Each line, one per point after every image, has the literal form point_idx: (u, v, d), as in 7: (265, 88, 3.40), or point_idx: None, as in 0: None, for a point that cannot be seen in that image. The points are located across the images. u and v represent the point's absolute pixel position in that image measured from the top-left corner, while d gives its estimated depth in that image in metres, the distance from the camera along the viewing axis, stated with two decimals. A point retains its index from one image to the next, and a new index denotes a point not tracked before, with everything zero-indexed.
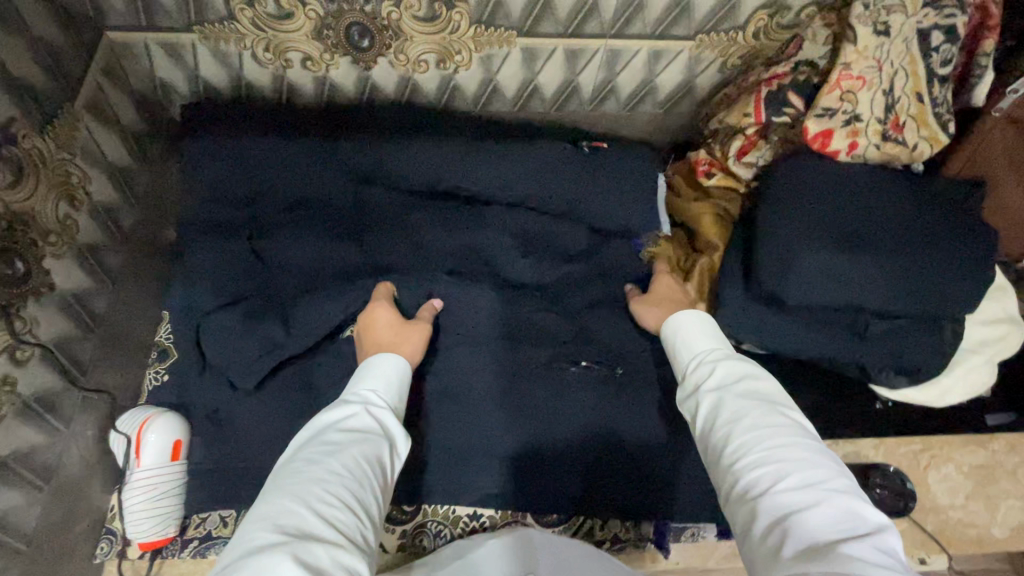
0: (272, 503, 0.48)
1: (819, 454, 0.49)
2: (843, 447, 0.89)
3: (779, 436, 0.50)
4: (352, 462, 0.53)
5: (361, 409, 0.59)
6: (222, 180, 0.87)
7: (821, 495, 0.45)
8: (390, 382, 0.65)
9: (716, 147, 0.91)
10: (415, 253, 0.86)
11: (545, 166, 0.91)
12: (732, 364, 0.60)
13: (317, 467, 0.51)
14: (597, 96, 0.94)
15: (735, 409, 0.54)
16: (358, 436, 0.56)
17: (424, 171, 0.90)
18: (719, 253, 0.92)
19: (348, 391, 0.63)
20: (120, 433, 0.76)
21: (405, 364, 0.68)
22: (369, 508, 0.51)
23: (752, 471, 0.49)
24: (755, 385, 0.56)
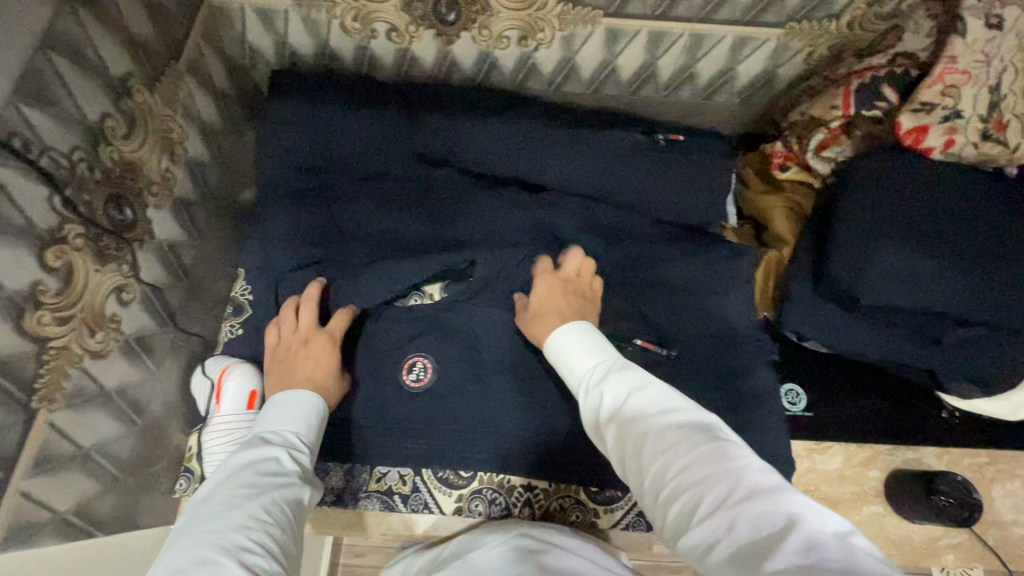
0: (190, 554, 0.52)
1: (718, 467, 0.52)
2: (904, 452, 0.88)
3: (682, 472, 0.53)
4: (268, 508, 0.57)
5: (280, 454, 0.64)
6: (302, 147, 0.91)
7: (728, 514, 0.48)
8: (303, 418, 0.70)
9: (795, 139, 0.89)
10: (489, 228, 0.89)
11: (617, 151, 0.91)
12: (623, 381, 0.62)
13: (234, 515, 0.55)
14: (673, 82, 0.93)
15: (639, 439, 0.57)
16: (278, 481, 0.60)
17: (498, 151, 0.92)
18: (788, 247, 0.90)
19: (264, 429, 0.68)
20: (205, 376, 0.81)
21: (320, 398, 0.73)
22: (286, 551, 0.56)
23: (667, 502, 0.52)
24: (649, 402, 0.59)
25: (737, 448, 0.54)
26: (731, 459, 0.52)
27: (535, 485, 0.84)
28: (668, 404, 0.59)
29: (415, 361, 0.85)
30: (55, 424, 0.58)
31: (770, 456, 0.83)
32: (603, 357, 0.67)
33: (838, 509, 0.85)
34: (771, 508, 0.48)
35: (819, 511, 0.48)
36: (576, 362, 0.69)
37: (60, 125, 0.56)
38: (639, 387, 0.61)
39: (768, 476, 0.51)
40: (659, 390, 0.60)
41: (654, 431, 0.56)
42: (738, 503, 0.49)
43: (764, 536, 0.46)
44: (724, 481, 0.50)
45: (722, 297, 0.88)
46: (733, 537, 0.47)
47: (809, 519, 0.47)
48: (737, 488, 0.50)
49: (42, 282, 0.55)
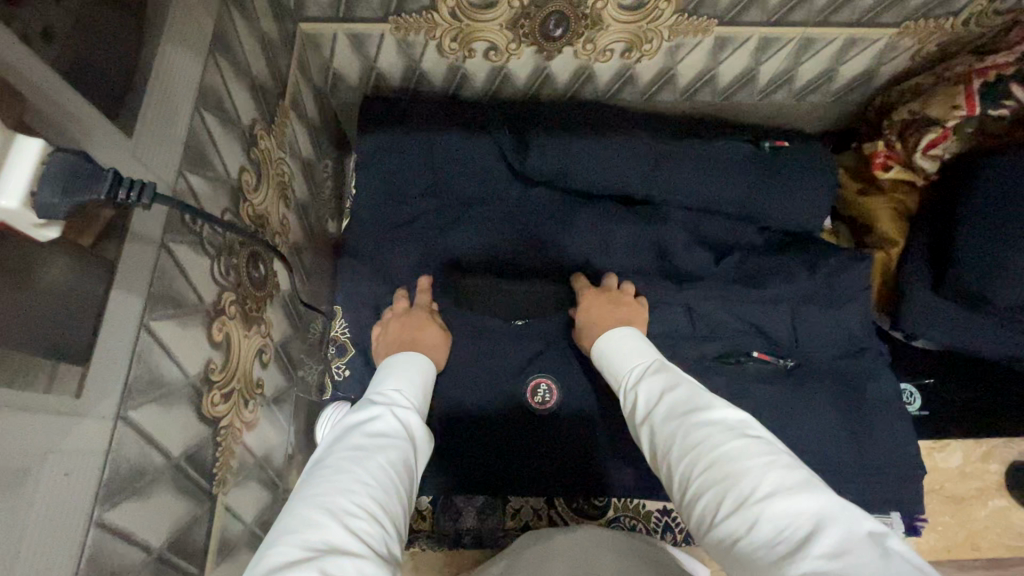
0: (298, 514, 0.47)
1: (761, 466, 0.48)
2: (1020, 445, 0.89)
3: (720, 471, 0.49)
4: (377, 469, 0.52)
5: (386, 412, 0.59)
6: (398, 176, 0.87)
7: (763, 516, 0.45)
8: (406, 381, 0.65)
9: (901, 138, 0.87)
10: (600, 246, 0.88)
11: (724, 162, 0.89)
12: (656, 382, 0.60)
13: (343, 475, 0.51)
14: (770, 86, 0.91)
15: (670, 437, 0.54)
16: (382, 440, 0.56)
17: (600, 171, 0.87)
18: (896, 248, 0.90)
19: (374, 390, 0.64)
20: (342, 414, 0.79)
21: (428, 365, 0.69)
22: (394, 516, 0.50)
23: (695, 500, 0.50)
24: (679, 398, 0.56)
25: (772, 447, 0.50)
26: (761, 458, 0.49)
27: (672, 509, 0.84)
28: (699, 401, 0.55)
29: (539, 383, 0.83)
30: (229, 505, 0.54)
31: (901, 459, 0.83)
32: (642, 357, 0.65)
33: (964, 505, 0.87)
34: (797, 506, 0.44)
35: (855, 515, 0.44)
36: (619, 362, 0.67)
37: (214, 188, 0.51)
38: (672, 385, 0.58)
39: (799, 476, 0.47)
40: (690, 388, 0.57)
41: (682, 428, 0.54)
42: (764, 500, 0.46)
43: (790, 535, 0.43)
44: (750, 478, 0.47)
45: (838, 303, 0.87)
46: (763, 536, 0.44)
47: (839, 518, 0.43)
48: (763, 486, 0.46)
49: (213, 360, 0.51)
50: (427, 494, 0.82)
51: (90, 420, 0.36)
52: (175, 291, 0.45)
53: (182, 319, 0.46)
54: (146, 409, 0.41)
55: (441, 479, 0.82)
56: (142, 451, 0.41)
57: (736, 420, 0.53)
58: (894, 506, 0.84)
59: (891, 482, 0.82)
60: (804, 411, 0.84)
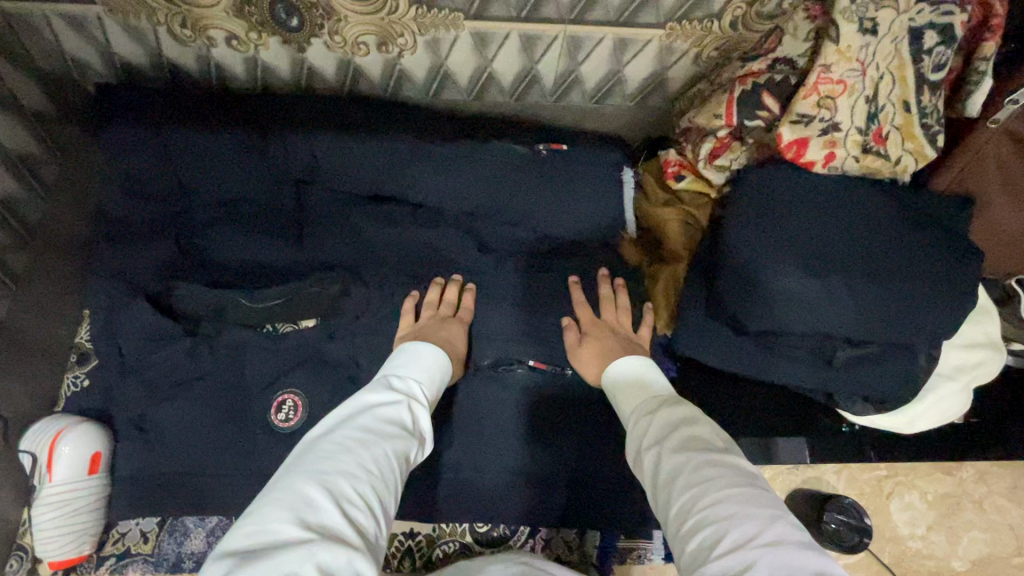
0: (289, 487, 0.49)
1: (770, 511, 0.48)
2: (802, 472, 0.85)
3: (745, 500, 0.48)
4: (377, 457, 0.54)
5: (400, 401, 0.61)
6: (142, 169, 0.80)
7: (757, 554, 0.44)
8: (430, 372, 0.69)
9: (688, 147, 0.83)
10: (355, 246, 0.82)
11: (496, 167, 0.83)
12: (678, 412, 0.60)
13: (345, 455, 0.52)
14: (559, 88, 0.86)
15: (674, 467, 0.53)
16: (390, 433, 0.57)
17: (364, 172, 0.82)
18: (683, 262, 0.86)
19: (390, 376, 0.66)
20: (34, 445, 0.71)
21: (447, 358, 0.72)
22: (384, 508, 0.52)
23: (690, 532, 0.49)
24: (699, 431, 0.56)
25: (778, 503, 0.50)
26: (770, 507, 0.48)
27: (416, 530, 0.84)
28: (721, 447, 0.55)
29: (285, 399, 0.78)
30: None
31: None
32: (664, 387, 0.66)
33: None
34: (797, 563, 0.44)
35: None
36: (639, 383, 0.67)
37: None
38: (696, 419, 0.58)
39: (804, 539, 0.46)
40: (707, 429, 0.57)
41: (693, 461, 0.53)
42: (766, 547, 0.45)
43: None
44: (756, 524, 0.46)
45: None
46: None
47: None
48: (768, 533, 0.45)
49: None
50: (151, 513, 0.76)
51: None
52: None
53: None
54: None
55: (171, 496, 0.76)
56: None
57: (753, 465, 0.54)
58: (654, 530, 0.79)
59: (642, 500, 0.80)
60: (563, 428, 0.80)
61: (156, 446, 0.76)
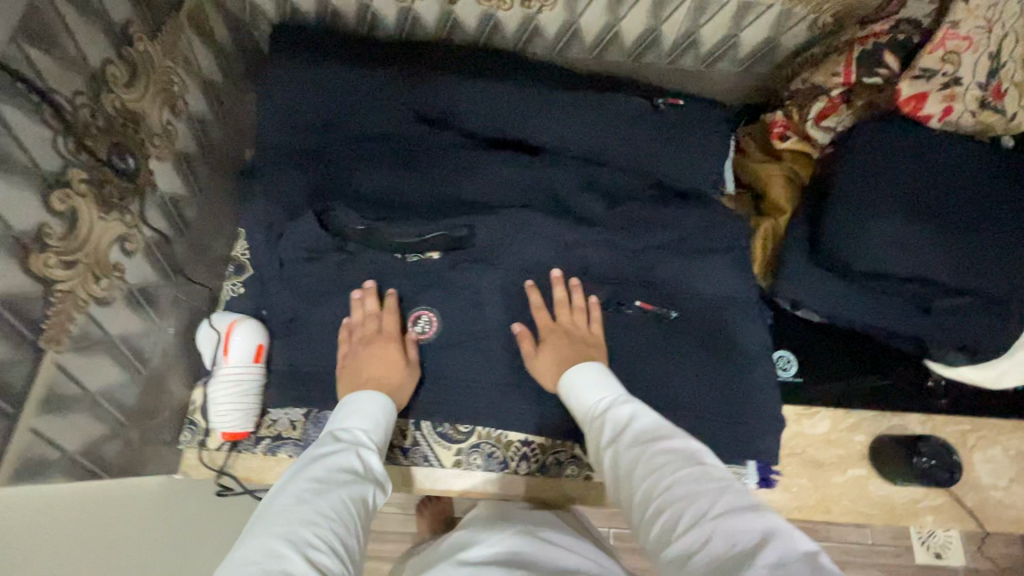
0: (255, 550, 0.54)
1: (713, 488, 0.58)
2: (889, 419, 0.90)
3: (693, 488, 0.58)
4: (335, 504, 0.60)
5: (349, 450, 0.67)
6: (301, 103, 0.90)
7: (710, 526, 0.54)
8: (374, 416, 0.73)
9: (796, 108, 0.89)
10: (487, 182, 0.90)
11: (618, 117, 0.91)
12: (622, 413, 0.69)
13: (303, 508, 0.58)
14: (676, 49, 0.94)
15: (632, 461, 0.63)
16: (347, 478, 0.63)
17: (494, 113, 0.91)
18: (784, 216, 0.92)
19: (336, 429, 0.71)
20: (211, 331, 0.81)
21: (389, 400, 0.76)
22: (352, 549, 0.58)
23: (654, 518, 0.58)
24: (646, 427, 0.66)
25: (720, 474, 0.60)
26: (715, 484, 0.58)
27: (533, 440, 0.87)
28: (665, 435, 0.64)
29: (420, 314, 0.88)
30: (63, 366, 0.59)
31: (754, 414, 0.86)
32: (611, 388, 0.73)
33: (824, 470, 0.87)
34: (747, 527, 0.54)
35: (791, 532, 0.54)
36: (584, 385, 0.75)
37: (63, 67, 0.56)
38: (637, 414, 0.68)
39: (750, 502, 0.57)
40: (650, 418, 0.67)
41: (647, 452, 0.62)
42: (720, 519, 0.55)
43: (735, 552, 0.52)
44: (709, 498, 0.57)
45: (711, 259, 0.90)
46: (713, 549, 0.53)
47: (784, 537, 0.53)
48: (715, 507, 0.56)
49: (48, 225, 0.56)
50: (300, 404, 0.85)
51: None
52: None
53: (5, 175, 0.51)
54: None
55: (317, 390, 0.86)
56: None
57: (701, 446, 0.63)
58: (748, 456, 0.86)
59: (743, 431, 0.86)
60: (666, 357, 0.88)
61: (308, 346, 0.85)
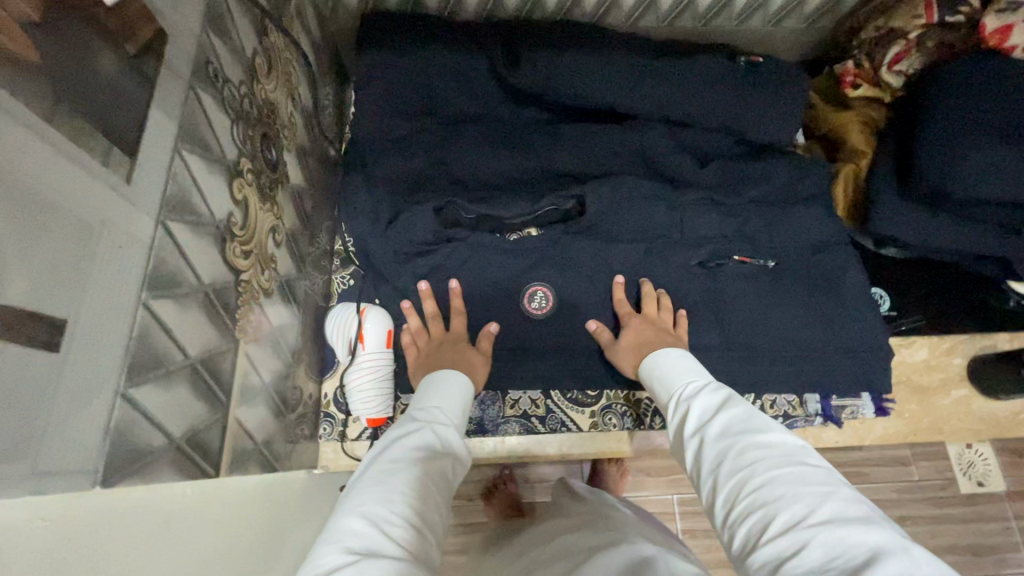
0: (339, 525, 0.50)
1: (811, 490, 0.52)
2: (980, 341, 0.96)
3: (787, 487, 0.52)
4: (415, 480, 0.55)
5: (429, 426, 0.63)
6: (395, 91, 0.91)
7: (808, 535, 0.48)
8: (454, 400, 0.70)
9: (870, 54, 0.94)
10: (585, 152, 0.92)
11: (702, 79, 0.94)
12: (714, 403, 0.65)
13: (386, 485, 0.54)
14: (746, 12, 0.97)
15: (719, 454, 0.59)
16: (424, 455, 0.58)
17: (586, 85, 0.92)
18: (865, 158, 0.96)
19: (415, 408, 0.67)
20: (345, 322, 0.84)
21: (467, 384, 0.73)
22: (431, 530, 0.53)
23: (740, 520, 0.53)
24: (736, 419, 0.61)
25: (827, 475, 0.54)
26: (818, 486, 0.52)
27: None
28: (758, 429, 0.59)
29: (536, 289, 0.89)
30: (249, 355, 0.60)
31: (866, 349, 0.90)
32: (701, 378, 0.71)
33: (930, 394, 0.92)
34: (851, 537, 0.47)
35: (913, 551, 0.46)
36: (671, 376, 0.73)
37: (231, 56, 0.56)
38: (727, 406, 0.64)
39: (859, 511, 0.50)
40: (744, 409, 0.62)
41: (737, 445, 0.58)
42: (817, 525, 0.48)
43: (838, 562, 0.45)
44: (805, 504, 0.50)
45: (802, 206, 0.94)
46: (811, 559, 0.47)
47: (898, 553, 0.45)
48: (815, 513, 0.49)
49: (234, 214, 0.56)
50: None
51: (136, 208, 0.40)
52: (199, 131, 0.49)
53: (208, 161, 0.51)
54: (182, 228, 0.46)
55: None
56: (178, 263, 0.45)
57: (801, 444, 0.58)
58: (863, 389, 0.90)
59: (858, 367, 0.89)
60: (773, 304, 0.91)
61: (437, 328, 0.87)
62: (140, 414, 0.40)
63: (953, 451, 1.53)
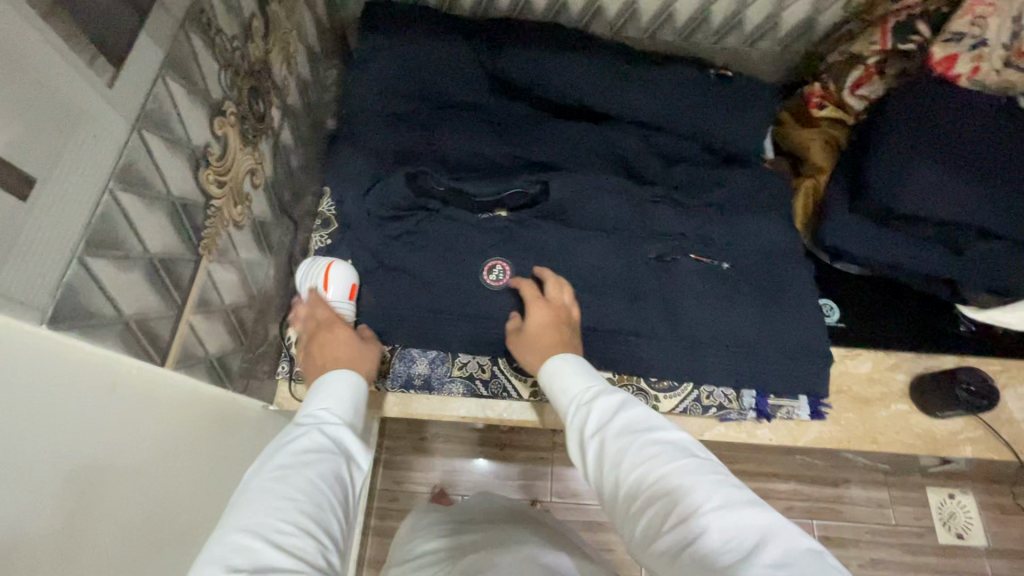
0: (224, 543, 0.53)
1: (706, 479, 0.57)
2: (927, 361, 0.97)
3: (685, 480, 0.57)
4: (306, 486, 0.60)
5: (316, 430, 0.67)
6: (389, 72, 1.00)
7: (703, 518, 0.54)
8: (346, 401, 0.74)
9: (834, 78, 1.00)
10: (556, 143, 0.99)
11: (673, 87, 1.01)
12: (609, 403, 0.68)
13: (272, 498, 0.58)
14: (722, 30, 1.04)
15: (620, 452, 0.62)
16: (312, 459, 0.64)
17: (565, 81, 1.00)
18: (824, 176, 1.01)
19: (303, 413, 0.71)
20: (313, 269, 0.89)
21: (355, 374, 0.77)
22: (325, 530, 0.58)
23: (643, 511, 0.58)
24: (633, 419, 0.65)
25: (713, 466, 0.60)
26: (709, 477, 0.58)
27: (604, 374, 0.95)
28: (653, 427, 0.64)
29: (494, 264, 0.95)
30: (211, 273, 0.67)
31: (807, 351, 0.93)
32: (596, 378, 0.74)
33: (869, 405, 0.94)
34: (744, 521, 0.53)
35: (787, 528, 0.53)
36: (568, 378, 0.75)
37: (227, 12, 0.65)
38: (623, 406, 0.67)
39: (745, 495, 0.56)
40: (639, 409, 0.66)
41: (636, 446, 0.62)
42: (714, 511, 0.54)
43: (730, 547, 0.52)
44: (702, 493, 0.56)
45: (758, 212, 0.99)
46: (707, 543, 0.53)
47: (781, 534, 0.52)
48: (713, 501, 0.55)
49: (211, 145, 0.64)
50: (387, 341, 0.94)
51: (114, 108, 0.48)
52: (184, 64, 0.57)
53: (191, 93, 0.59)
54: (157, 139, 0.54)
55: (404, 328, 0.93)
56: (149, 168, 0.53)
57: (691, 438, 0.63)
58: (802, 392, 0.92)
59: (798, 369, 0.92)
60: (720, 299, 0.95)
61: (400, 286, 0.94)
62: (90, 280, 0.47)
63: (935, 500, 1.50)
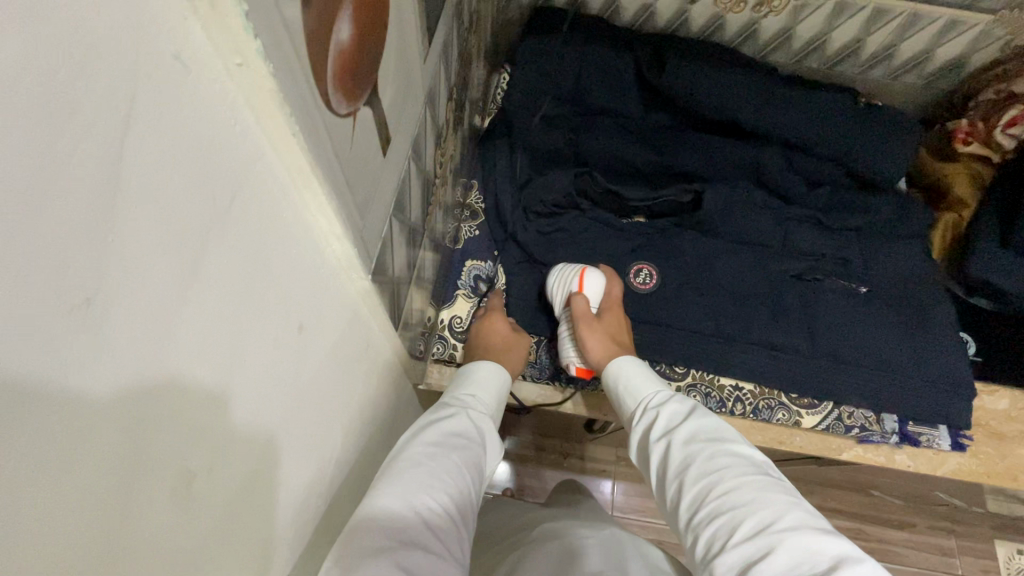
0: (378, 499, 0.51)
1: (772, 496, 0.54)
2: None
3: (752, 496, 0.54)
4: (455, 467, 0.58)
5: (466, 414, 0.66)
6: (549, 76, 1.04)
7: (771, 537, 0.50)
8: (489, 399, 0.73)
9: (988, 115, 1.01)
10: (704, 157, 1.02)
11: (828, 108, 1.03)
12: (680, 409, 0.66)
13: (426, 467, 0.56)
14: (872, 60, 1.07)
15: (687, 457, 0.60)
16: (461, 442, 0.61)
17: (721, 97, 1.01)
18: (968, 211, 1.02)
19: (450, 394, 0.71)
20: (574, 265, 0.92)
21: (504, 371, 0.76)
22: (464, 519, 0.56)
23: (705, 524, 0.55)
24: (706, 427, 0.63)
25: (787, 490, 0.56)
26: (780, 497, 0.54)
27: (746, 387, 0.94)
28: (726, 438, 0.61)
29: (640, 268, 0.97)
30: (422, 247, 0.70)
31: (952, 382, 0.92)
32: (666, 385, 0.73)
33: (1008, 443, 0.93)
34: (817, 545, 0.49)
35: (869, 564, 0.47)
36: (635, 380, 0.74)
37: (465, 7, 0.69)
38: (698, 412, 0.65)
39: (818, 523, 0.52)
40: (711, 419, 0.64)
41: (709, 452, 0.59)
42: (783, 531, 0.50)
43: (797, 568, 0.47)
44: (771, 510, 0.52)
45: (897, 239, 1.01)
46: (777, 562, 0.48)
47: (861, 565, 0.47)
48: (781, 520, 0.51)
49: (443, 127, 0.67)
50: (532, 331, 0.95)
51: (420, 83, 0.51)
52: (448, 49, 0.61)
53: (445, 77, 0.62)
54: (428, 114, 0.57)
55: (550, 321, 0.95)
56: (421, 142, 0.56)
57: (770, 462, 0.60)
58: (942, 422, 0.92)
59: (942, 399, 0.91)
60: (864, 321, 0.95)
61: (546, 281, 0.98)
62: (387, 240, 0.50)
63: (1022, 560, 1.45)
